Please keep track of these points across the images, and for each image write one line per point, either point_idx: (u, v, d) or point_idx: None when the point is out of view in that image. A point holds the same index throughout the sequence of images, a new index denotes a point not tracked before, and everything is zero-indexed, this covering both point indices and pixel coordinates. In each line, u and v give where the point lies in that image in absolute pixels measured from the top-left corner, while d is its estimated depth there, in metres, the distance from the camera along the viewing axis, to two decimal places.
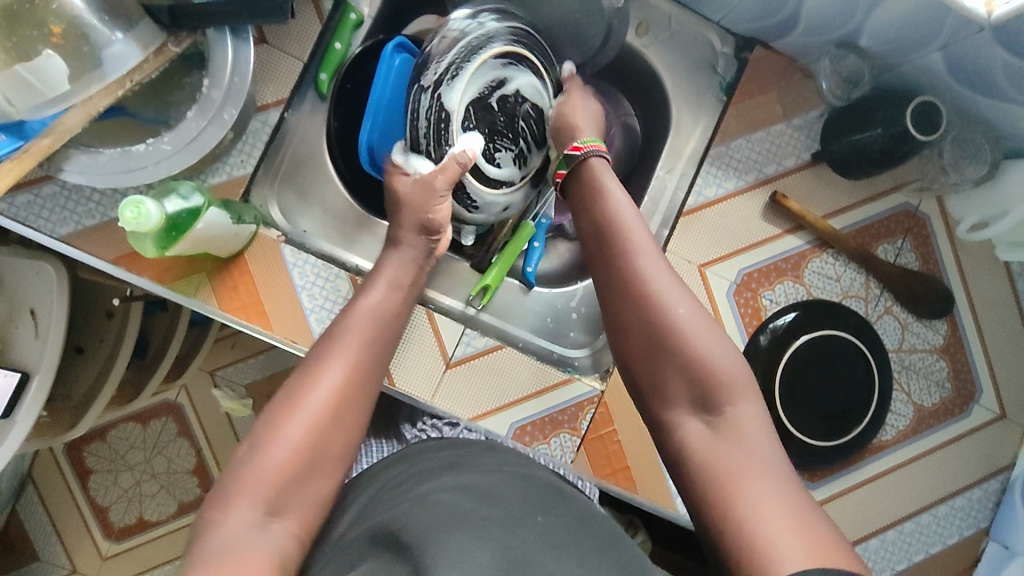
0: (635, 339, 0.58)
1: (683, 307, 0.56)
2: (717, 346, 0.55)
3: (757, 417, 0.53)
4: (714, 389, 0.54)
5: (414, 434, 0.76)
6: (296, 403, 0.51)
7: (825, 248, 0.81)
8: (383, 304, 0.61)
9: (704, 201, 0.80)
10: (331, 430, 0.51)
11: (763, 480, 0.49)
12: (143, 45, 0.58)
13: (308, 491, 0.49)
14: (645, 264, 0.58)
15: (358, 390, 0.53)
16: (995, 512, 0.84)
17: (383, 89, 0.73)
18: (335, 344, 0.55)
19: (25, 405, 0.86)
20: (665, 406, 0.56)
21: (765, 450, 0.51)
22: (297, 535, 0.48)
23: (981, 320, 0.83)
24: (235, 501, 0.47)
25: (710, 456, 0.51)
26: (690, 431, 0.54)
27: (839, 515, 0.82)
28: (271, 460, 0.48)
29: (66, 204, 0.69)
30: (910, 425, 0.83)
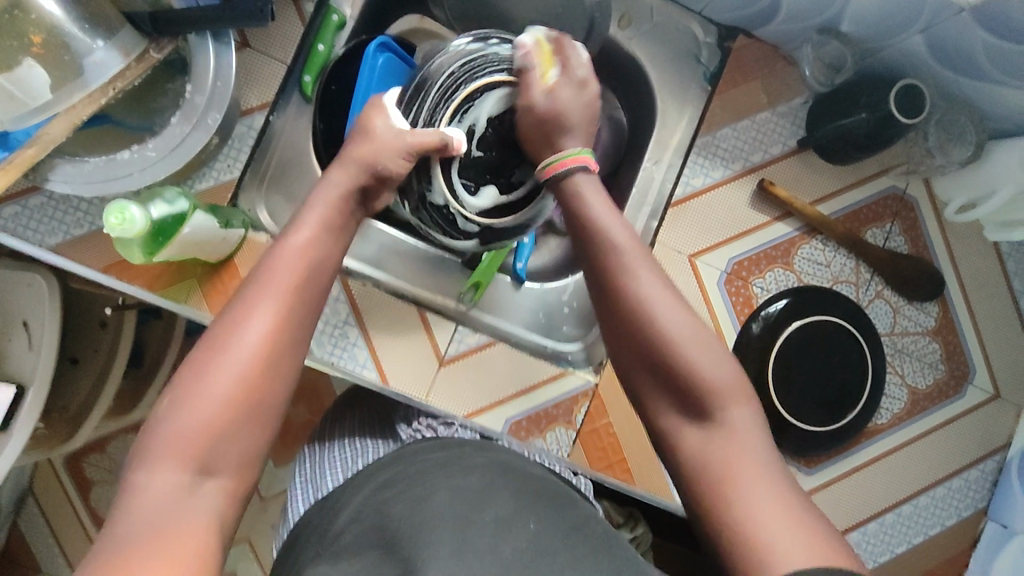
0: (627, 350, 0.56)
1: (674, 319, 0.55)
2: (710, 356, 0.54)
3: (750, 424, 0.52)
4: (704, 395, 0.53)
5: (408, 434, 0.67)
6: (219, 357, 0.49)
7: (815, 234, 0.81)
8: (313, 246, 0.55)
9: (692, 190, 0.80)
10: (258, 387, 0.49)
11: (759, 484, 0.48)
12: (124, 52, 0.58)
13: (237, 450, 0.48)
14: (637, 276, 0.56)
15: (285, 341, 0.51)
16: (993, 493, 0.84)
17: (367, 90, 0.71)
18: (258, 289, 0.52)
19: (21, 418, 0.86)
20: (659, 416, 0.55)
21: (758, 454, 0.50)
22: (230, 491, 0.48)
23: (973, 301, 0.83)
24: (158, 464, 0.46)
25: (704, 462, 0.51)
26: (684, 438, 0.53)
27: (837, 500, 0.82)
28: (193, 419, 0.47)
29: (54, 215, 0.69)
30: (904, 408, 0.83)
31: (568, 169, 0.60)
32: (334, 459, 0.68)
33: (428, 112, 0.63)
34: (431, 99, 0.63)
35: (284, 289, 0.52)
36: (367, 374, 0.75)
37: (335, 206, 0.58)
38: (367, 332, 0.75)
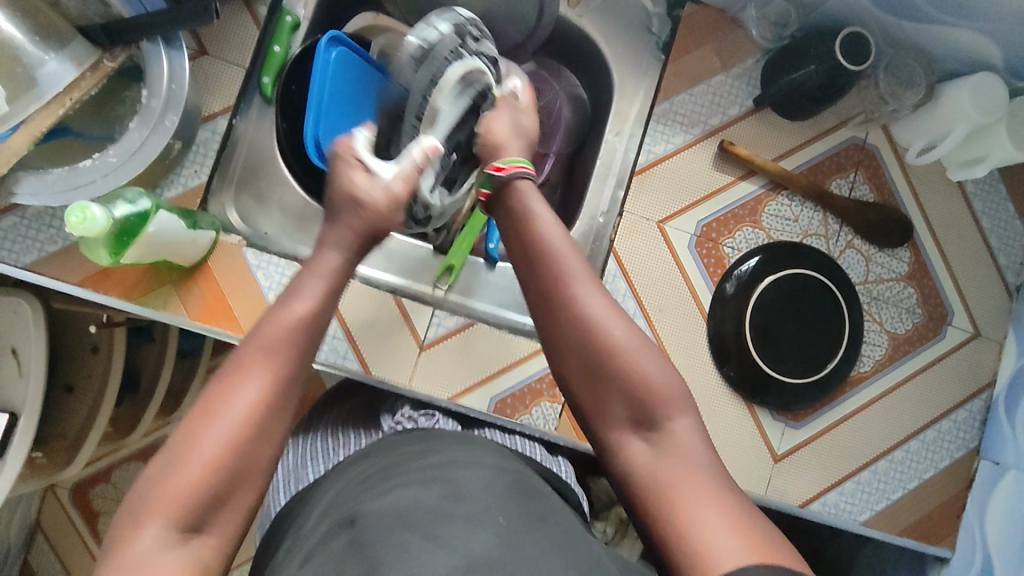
0: (573, 364, 0.57)
1: (617, 330, 0.56)
2: (654, 364, 0.55)
3: (695, 433, 0.53)
4: (649, 402, 0.53)
5: (392, 425, 0.66)
6: (210, 419, 0.49)
7: (779, 190, 0.82)
8: (313, 308, 0.55)
9: (655, 158, 0.81)
10: (251, 444, 0.49)
11: (700, 488, 0.48)
12: (77, 62, 0.60)
13: (228, 509, 0.48)
14: (575, 286, 0.58)
15: (280, 402, 0.51)
16: (983, 432, 0.85)
17: (323, 85, 0.72)
18: (253, 353, 0.52)
19: (16, 443, 0.87)
20: (606, 432, 0.55)
21: (698, 462, 0.51)
22: (215, 550, 0.48)
23: (943, 243, 0.84)
24: (146, 519, 0.46)
25: (649, 480, 0.51)
26: (633, 453, 0.53)
27: (827, 452, 0.82)
28: (186, 477, 0.47)
29: (28, 232, 0.71)
30: (886, 354, 0.84)
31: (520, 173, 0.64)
32: (314, 450, 0.66)
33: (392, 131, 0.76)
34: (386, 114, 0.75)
35: (280, 355, 0.52)
36: (349, 364, 0.76)
37: (336, 274, 0.59)
38: (344, 321, 0.77)
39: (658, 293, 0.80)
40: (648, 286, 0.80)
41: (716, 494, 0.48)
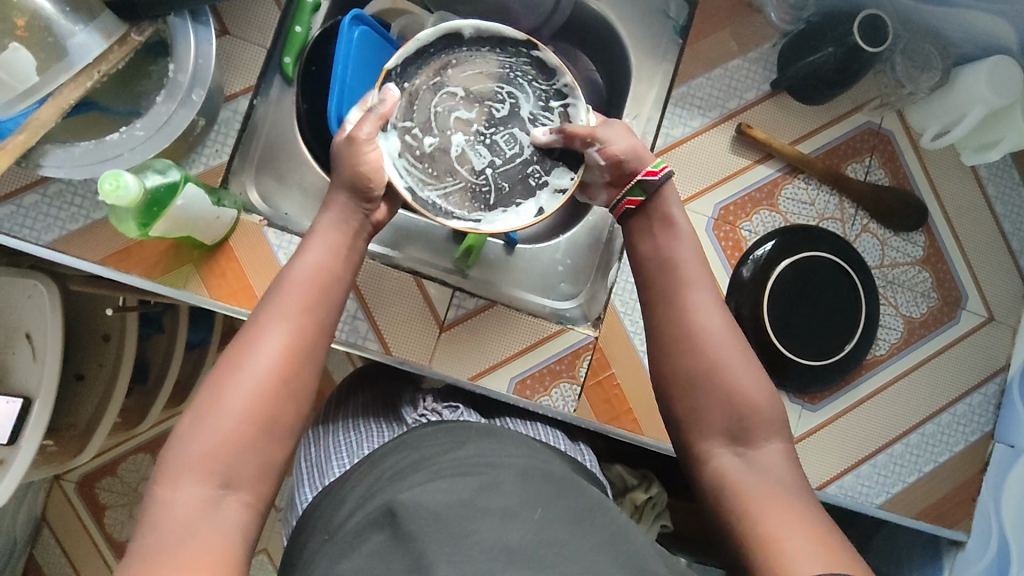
0: (681, 377, 0.61)
1: (728, 351, 0.60)
2: (758, 387, 0.59)
3: (785, 458, 0.58)
4: (750, 421, 0.58)
5: (415, 418, 0.66)
6: (234, 381, 0.52)
7: (796, 174, 0.83)
8: (322, 269, 0.58)
9: (674, 140, 0.81)
10: (274, 397, 0.52)
11: (781, 504, 0.53)
12: (106, 35, 0.60)
13: (258, 464, 0.51)
14: (697, 300, 0.62)
15: (301, 357, 0.54)
16: (998, 415, 0.85)
17: (345, 64, 0.72)
18: (271, 309, 0.55)
19: (29, 430, 0.87)
20: (697, 440, 0.60)
21: (784, 481, 0.56)
22: (249, 506, 0.50)
23: (958, 230, 0.85)
24: (182, 478, 0.49)
25: (736, 488, 0.56)
26: (725, 465, 0.58)
27: (843, 435, 0.83)
28: (217, 433, 0.50)
29: (49, 211, 0.71)
30: (902, 338, 0.84)
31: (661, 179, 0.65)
32: (338, 444, 0.66)
33: (424, 85, 0.71)
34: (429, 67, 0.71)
35: (297, 310, 0.55)
36: (370, 345, 0.76)
37: (340, 235, 0.60)
38: (363, 300, 0.77)
39: None
40: None
41: (798, 513, 0.53)
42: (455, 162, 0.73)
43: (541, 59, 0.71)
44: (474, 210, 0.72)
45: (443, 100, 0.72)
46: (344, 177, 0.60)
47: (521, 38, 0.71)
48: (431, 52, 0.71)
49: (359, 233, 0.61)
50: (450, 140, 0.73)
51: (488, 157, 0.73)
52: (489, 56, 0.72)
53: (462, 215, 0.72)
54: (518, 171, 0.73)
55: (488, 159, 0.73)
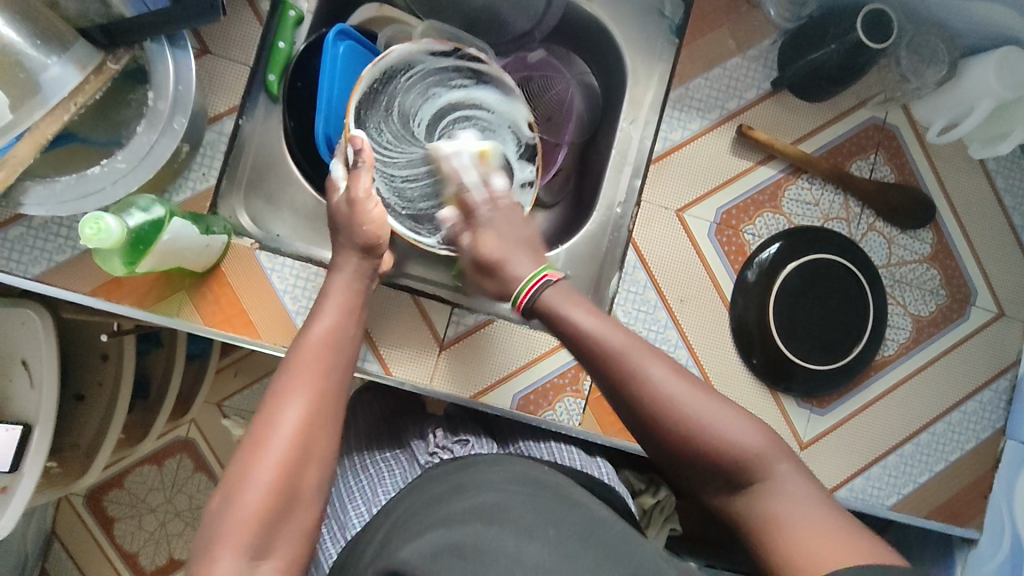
0: (663, 450, 0.55)
1: (691, 403, 0.54)
2: (738, 425, 0.54)
3: (797, 476, 0.52)
4: (744, 464, 0.53)
5: (428, 457, 0.67)
6: (260, 448, 0.50)
7: (799, 174, 0.80)
8: (336, 330, 0.59)
9: (672, 145, 0.79)
10: (301, 463, 0.51)
11: (809, 526, 0.49)
12: (80, 66, 0.58)
13: (289, 531, 0.50)
14: (649, 371, 0.55)
15: (322, 420, 0.53)
16: (1009, 411, 0.84)
17: (331, 80, 0.70)
18: (289, 377, 0.54)
19: (31, 456, 0.86)
20: (704, 492, 0.55)
21: (805, 503, 0.50)
22: (281, 572, 0.49)
23: (967, 226, 0.83)
24: (218, 556, 0.47)
25: (756, 529, 0.51)
26: (740, 510, 0.53)
27: (853, 435, 0.81)
28: (247, 507, 0.48)
29: (36, 242, 0.70)
30: (910, 337, 0.83)
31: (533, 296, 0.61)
32: (356, 493, 0.66)
33: (386, 123, 0.75)
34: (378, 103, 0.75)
35: (314, 376, 0.54)
36: (370, 365, 0.74)
37: (349, 291, 0.63)
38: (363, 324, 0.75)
39: (678, 282, 0.79)
40: (671, 277, 0.78)
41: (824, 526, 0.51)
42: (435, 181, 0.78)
43: (466, 60, 0.77)
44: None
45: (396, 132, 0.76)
46: (349, 235, 0.65)
47: (443, 48, 0.75)
48: (375, 88, 0.74)
49: (365, 291, 0.64)
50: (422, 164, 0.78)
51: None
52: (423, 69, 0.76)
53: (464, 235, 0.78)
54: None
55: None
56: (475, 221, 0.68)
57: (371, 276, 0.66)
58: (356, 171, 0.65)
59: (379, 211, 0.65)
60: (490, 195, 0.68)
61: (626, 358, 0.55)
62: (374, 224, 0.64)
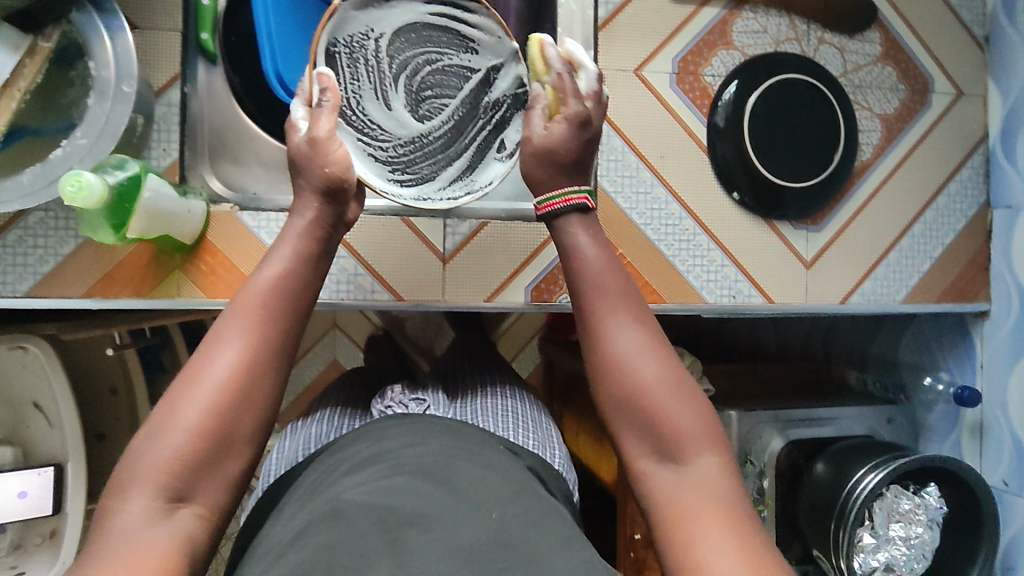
0: (607, 397, 0.53)
1: (654, 368, 0.53)
2: (685, 405, 0.52)
3: (720, 468, 0.50)
4: (676, 441, 0.50)
5: (382, 409, 0.68)
6: (190, 390, 0.49)
7: (742, 6, 0.81)
8: (284, 279, 0.54)
9: (615, 8, 0.79)
10: (233, 408, 0.49)
11: (719, 527, 0.46)
12: (13, 47, 0.57)
13: (217, 478, 0.49)
14: (625, 322, 0.54)
15: (261, 371, 0.51)
16: (989, 183, 0.87)
17: (266, 14, 0.69)
18: (228, 319, 0.52)
19: (71, 496, 0.84)
20: (631, 461, 0.52)
21: (722, 494, 0.48)
22: (203, 518, 0.48)
23: (909, 17, 0.85)
24: (132, 492, 0.46)
25: (663, 503, 0.49)
26: (654, 483, 0.50)
27: (851, 242, 0.84)
28: (168, 447, 0.47)
29: (16, 259, 0.68)
30: (883, 137, 0.85)
31: (561, 208, 0.59)
32: (310, 433, 0.70)
33: (358, 70, 0.63)
34: (356, 49, 0.62)
35: (256, 321, 0.52)
36: (380, 297, 0.76)
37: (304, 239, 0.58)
38: (361, 256, 0.76)
39: (653, 139, 0.80)
40: (646, 137, 0.80)
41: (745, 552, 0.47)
42: (412, 141, 0.65)
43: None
44: (457, 185, 0.65)
45: (370, 76, 0.63)
46: (309, 177, 0.58)
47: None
48: (351, 29, 0.61)
49: (326, 242, 0.59)
50: (401, 119, 0.64)
51: (445, 118, 0.65)
52: (403, 7, 0.62)
53: (449, 200, 0.64)
54: (483, 115, 0.65)
55: (446, 117, 0.65)
56: (567, 113, 0.59)
57: (336, 226, 0.60)
58: (320, 111, 0.58)
59: (344, 151, 0.58)
60: (585, 105, 0.59)
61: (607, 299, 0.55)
62: (337, 165, 0.58)
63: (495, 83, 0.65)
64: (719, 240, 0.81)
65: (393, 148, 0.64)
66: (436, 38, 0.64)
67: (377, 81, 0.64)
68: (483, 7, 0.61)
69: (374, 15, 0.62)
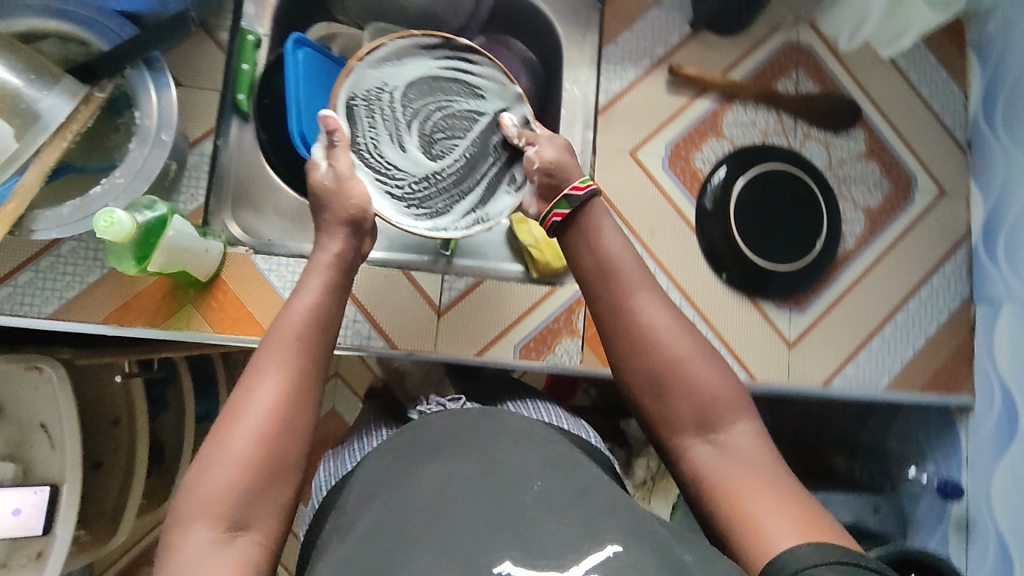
0: (638, 376, 0.59)
1: (679, 344, 0.58)
2: (712, 373, 0.58)
3: (753, 431, 0.56)
4: (709, 407, 0.56)
5: (422, 408, 0.65)
6: (237, 422, 0.52)
7: (732, 101, 0.88)
8: (316, 313, 0.59)
9: (614, 95, 0.87)
10: (275, 438, 0.53)
11: (762, 484, 0.52)
12: (72, 95, 0.65)
13: (268, 505, 0.51)
14: (645, 304, 0.60)
15: (297, 400, 0.54)
16: (972, 279, 0.90)
17: (297, 81, 0.75)
18: (267, 354, 0.55)
19: (62, 517, 0.85)
20: (671, 434, 0.58)
21: (758, 455, 0.54)
22: (262, 544, 0.51)
23: (892, 120, 0.91)
24: (194, 523, 0.49)
25: (710, 468, 0.55)
26: (697, 453, 0.56)
27: (834, 327, 0.87)
28: (222, 479, 0.50)
29: (45, 284, 0.74)
30: (866, 227, 0.89)
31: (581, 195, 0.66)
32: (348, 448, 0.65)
33: (376, 120, 0.74)
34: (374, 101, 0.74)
35: (292, 355, 0.56)
36: (375, 342, 0.80)
37: (331, 270, 0.63)
38: (362, 304, 0.81)
39: (644, 217, 0.85)
40: (637, 213, 0.85)
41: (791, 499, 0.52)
42: (427, 178, 0.75)
43: (459, 49, 0.74)
44: (470, 217, 0.74)
45: (387, 124, 0.75)
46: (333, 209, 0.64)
47: (432, 41, 0.74)
48: (370, 85, 0.74)
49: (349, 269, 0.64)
50: (416, 160, 0.75)
51: (456, 156, 0.75)
52: (415, 63, 0.75)
53: (464, 229, 0.73)
54: (492, 153, 0.75)
55: (457, 156, 0.75)
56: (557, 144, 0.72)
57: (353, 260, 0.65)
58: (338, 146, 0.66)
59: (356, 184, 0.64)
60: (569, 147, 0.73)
61: (626, 282, 0.62)
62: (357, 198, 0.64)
63: (502, 124, 0.75)
64: (707, 316, 0.84)
65: (409, 186, 0.74)
66: (443, 86, 0.76)
67: (392, 127, 0.75)
68: (486, 59, 0.74)
69: (389, 72, 0.74)
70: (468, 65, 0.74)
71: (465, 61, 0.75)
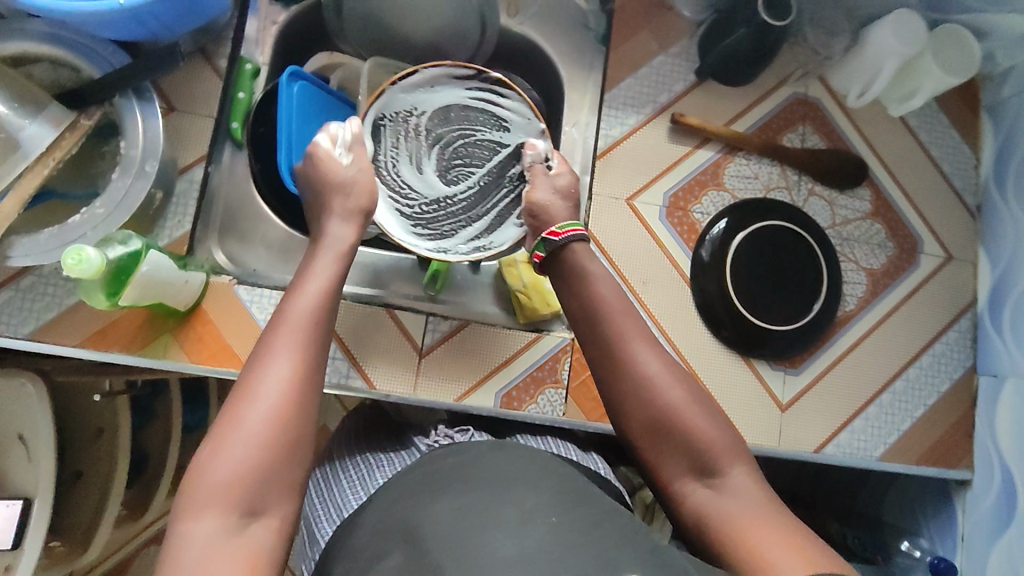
0: (635, 421, 0.57)
1: (673, 394, 0.56)
2: (709, 419, 0.56)
3: (751, 477, 0.53)
4: (707, 452, 0.54)
5: (428, 442, 0.62)
6: (245, 404, 0.51)
7: (735, 152, 0.87)
8: (323, 302, 0.58)
9: (613, 141, 0.85)
10: (288, 419, 0.51)
11: (762, 527, 0.49)
12: (56, 123, 0.66)
13: (282, 488, 0.50)
14: (639, 352, 0.59)
15: (308, 381, 0.53)
16: (976, 349, 0.87)
17: (290, 116, 0.74)
18: (276, 337, 0.54)
19: (32, 532, 0.80)
20: (670, 482, 0.55)
21: (756, 501, 0.51)
22: (278, 530, 0.49)
23: (900, 179, 0.89)
24: (203, 510, 0.47)
25: (712, 516, 0.52)
26: (699, 500, 0.54)
27: (829, 391, 0.84)
28: (231, 463, 0.48)
29: (23, 305, 0.73)
30: (868, 290, 0.86)
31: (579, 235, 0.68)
32: (347, 478, 0.62)
33: (400, 141, 0.76)
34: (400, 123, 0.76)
35: (301, 338, 0.54)
36: (353, 382, 0.78)
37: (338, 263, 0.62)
38: (342, 341, 0.79)
39: (637, 267, 0.83)
40: (631, 263, 0.83)
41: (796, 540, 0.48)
42: (438, 202, 0.77)
43: (492, 83, 0.75)
44: (472, 243, 0.76)
45: (410, 147, 0.77)
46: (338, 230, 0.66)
47: (467, 72, 0.75)
48: (399, 107, 0.76)
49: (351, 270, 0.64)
50: (431, 182, 0.77)
51: (471, 183, 0.77)
52: (447, 91, 0.76)
53: (465, 254, 0.76)
54: (506, 184, 0.77)
55: (471, 183, 0.77)
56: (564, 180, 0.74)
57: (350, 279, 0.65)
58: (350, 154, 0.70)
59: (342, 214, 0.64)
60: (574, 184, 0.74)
61: (617, 327, 0.60)
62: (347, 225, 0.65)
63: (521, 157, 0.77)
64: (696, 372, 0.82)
65: (419, 207, 0.77)
66: (472, 118, 0.77)
67: (414, 148, 0.77)
68: (516, 95, 0.75)
69: (421, 97, 0.76)
70: (499, 99, 0.76)
71: (498, 98, 0.76)
